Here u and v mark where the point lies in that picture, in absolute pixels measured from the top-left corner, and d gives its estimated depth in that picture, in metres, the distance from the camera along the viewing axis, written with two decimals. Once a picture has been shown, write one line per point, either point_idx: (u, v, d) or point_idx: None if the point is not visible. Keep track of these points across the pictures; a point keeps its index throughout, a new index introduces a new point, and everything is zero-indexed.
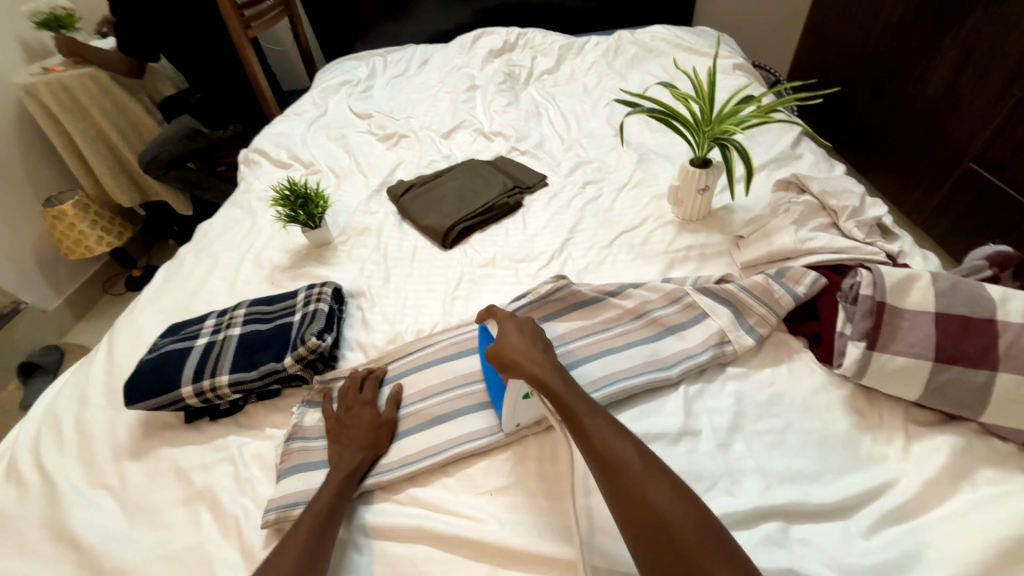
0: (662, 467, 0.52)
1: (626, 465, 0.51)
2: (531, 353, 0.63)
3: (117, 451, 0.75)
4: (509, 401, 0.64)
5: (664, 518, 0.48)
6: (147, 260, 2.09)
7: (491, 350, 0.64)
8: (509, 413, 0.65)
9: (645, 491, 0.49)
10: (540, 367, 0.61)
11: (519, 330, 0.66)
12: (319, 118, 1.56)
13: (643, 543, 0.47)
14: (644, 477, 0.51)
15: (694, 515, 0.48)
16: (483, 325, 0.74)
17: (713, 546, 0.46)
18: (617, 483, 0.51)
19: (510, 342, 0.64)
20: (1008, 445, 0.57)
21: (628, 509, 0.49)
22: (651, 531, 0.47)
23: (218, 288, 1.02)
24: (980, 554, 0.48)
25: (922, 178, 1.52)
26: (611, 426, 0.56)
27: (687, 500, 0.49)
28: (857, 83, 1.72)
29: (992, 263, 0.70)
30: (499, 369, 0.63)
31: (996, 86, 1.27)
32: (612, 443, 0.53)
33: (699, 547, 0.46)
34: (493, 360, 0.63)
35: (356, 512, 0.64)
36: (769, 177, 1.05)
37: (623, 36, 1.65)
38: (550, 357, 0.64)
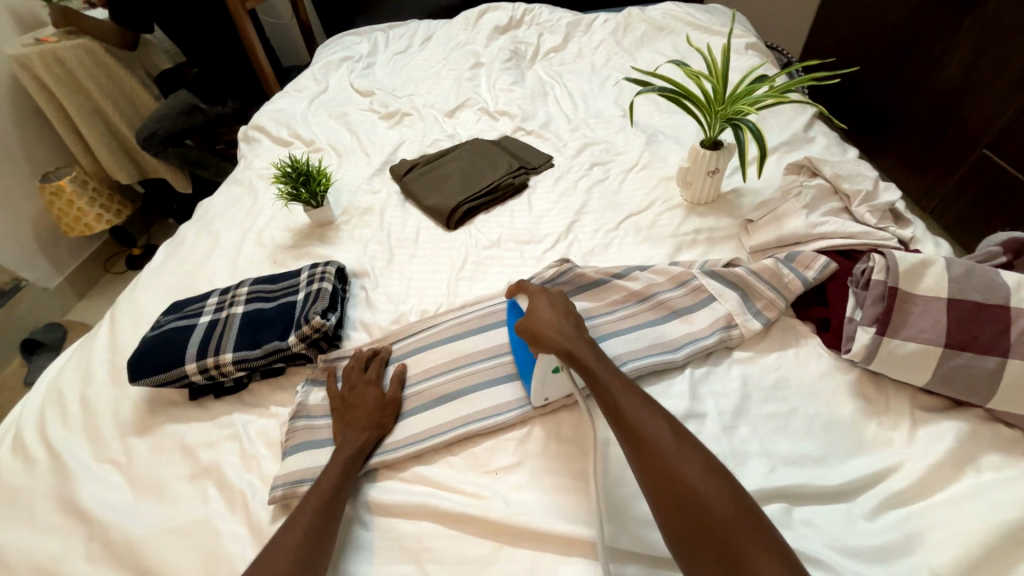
0: (693, 441, 0.51)
1: (656, 438, 0.51)
2: (563, 327, 0.62)
3: (123, 427, 0.75)
4: (537, 375, 0.64)
5: (696, 495, 0.46)
6: (147, 239, 2.07)
7: (521, 323, 0.64)
8: (537, 387, 0.65)
9: (676, 466, 0.48)
10: (571, 341, 0.61)
11: (549, 303, 0.66)
12: (320, 94, 1.53)
13: (671, 516, 0.47)
14: (674, 450, 0.50)
15: (724, 490, 0.47)
16: (513, 299, 0.75)
17: (748, 528, 0.44)
18: (647, 456, 0.50)
19: (541, 315, 0.64)
20: (1013, 431, 0.57)
21: (657, 482, 0.48)
22: (678, 501, 0.47)
23: (220, 267, 1.01)
24: (984, 536, 0.48)
25: (935, 165, 1.49)
26: (643, 403, 0.55)
27: (721, 479, 0.48)
28: (872, 66, 1.68)
29: (1007, 250, 0.69)
30: (529, 342, 0.63)
31: (1015, 71, 1.24)
32: (644, 418, 0.53)
33: (733, 526, 0.44)
34: (522, 332, 0.63)
35: (361, 489, 0.64)
36: (779, 160, 1.03)
37: (632, 13, 1.60)
38: (581, 333, 0.63)
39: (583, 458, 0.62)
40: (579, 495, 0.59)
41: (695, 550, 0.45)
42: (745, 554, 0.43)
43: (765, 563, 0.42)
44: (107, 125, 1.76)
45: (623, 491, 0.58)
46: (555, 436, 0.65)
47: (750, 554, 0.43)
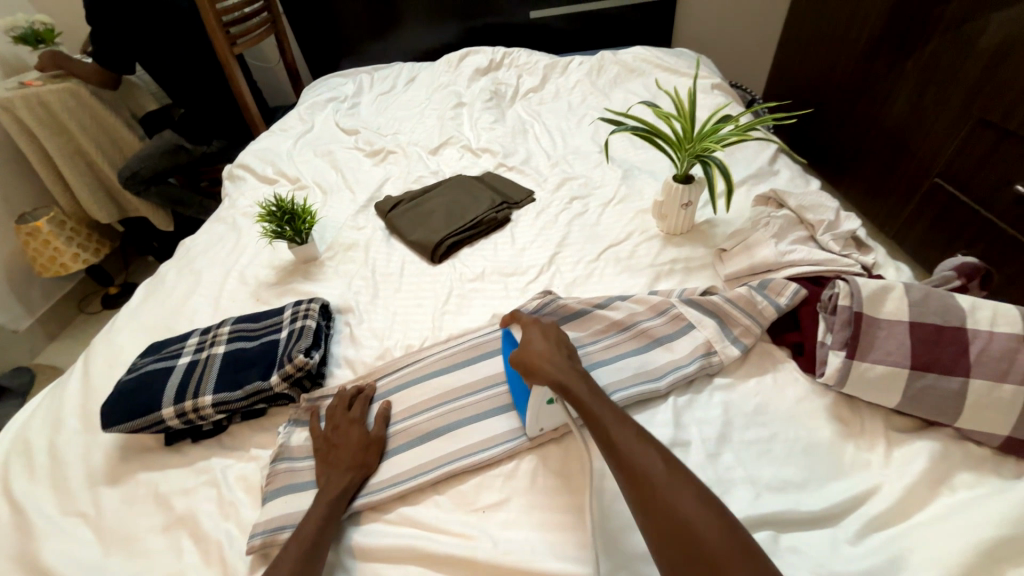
0: (686, 472, 0.51)
1: (647, 468, 0.51)
2: (555, 358, 0.63)
3: (93, 477, 0.72)
4: (532, 407, 0.64)
5: (688, 525, 0.46)
6: (125, 277, 2.04)
7: (515, 355, 0.65)
8: (532, 417, 0.65)
9: (669, 498, 0.48)
10: (562, 371, 0.61)
11: (542, 334, 0.67)
12: (306, 133, 1.57)
13: (665, 547, 0.46)
14: (667, 481, 0.50)
15: (718, 522, 0.47)
16: (507, 329, 0.74)
17: (739, 556, 0.44)
18: (638, 487, 0.50)
19: (534, 346, 0.65)
20: (982, 448, 0.59)
21: (651, 514, 0.48)
22: (673, 533, 0.46)
23: (202, 306, 1.00)
24: (963, 555, 0.49)
25: (893, 193, 1.59)
26: (634, 432, 0.55)
27: (712, 507, 0.48)
28: (829, 103, 1.80)
29: (961, 274, 0.73)
30: (523, 374, 0.63)
31: (956, 107, 1.34)
32: (634, 448, 0.53)
33: (724, 554, 0.44)
34: (517, 365, 0.64)
35: (344, 533, 0.62)
36: (748, 192, 1.08)
37: (605, 57, 1.70)
38: (574, 364, 0.64)
39: (571, 491, 0.62)
40: (567, 530, 0.58)
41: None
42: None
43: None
44: (89, 165, 1.76)
45: (613, 524, 0.57)
46: (543, 469, 0.65)
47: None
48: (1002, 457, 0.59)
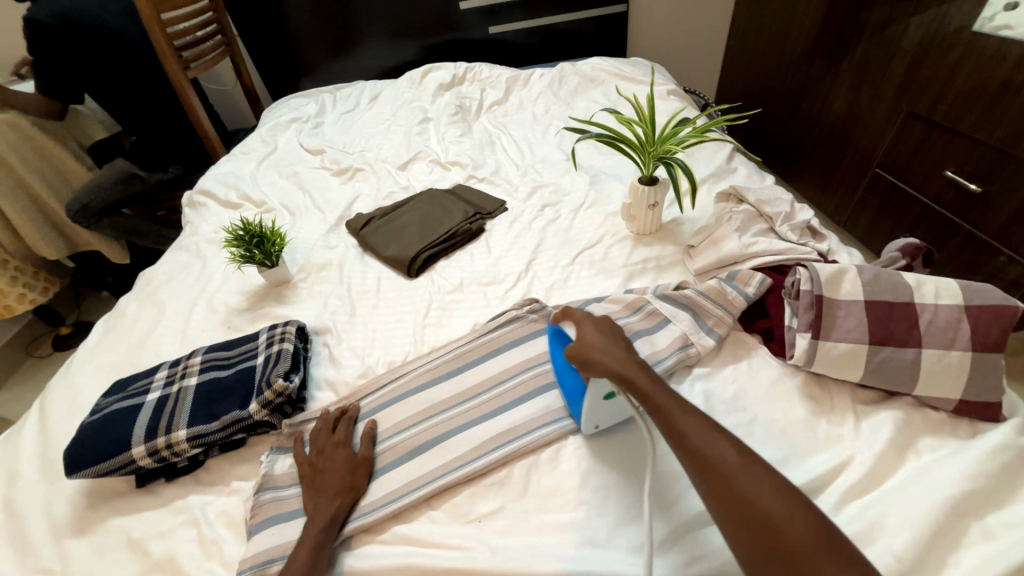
0: (758, 460, 0.52)
1: (722, 460, 0.51)
2: (614, 352, 0.63)
3: (57, 529, 0.67)
4: (590, 402, 0.64)
5: (768, 516, 0.47)
6: (77, 315, 1.92)
7: (571, 349, 0.65)
8: (589, 414, 0.65)
9: (744, 485, 0.49)
10: (622, 363, 0.61)
11: (598, 329, 0.67)
12: (269, 155, 1.54)
13: (739, 529, 0.47)
14: (742, 469, 0.50)
15: (796, 507, 0.47)
16: (556, 326, 0.75)
17: (823, 546, 0.45)
18: (711, 473, 0.51)
19: (590, 340, 0.65)
20: (940, 413, 0.64)
21: (727, 502, 0.49)
22: (751, 520, 0.47)
23: (168, 338, 0.95)
24: (931, 513, 0.52)
25: (841, 183, 1.69)
26: (700, 421, 0.55)
27: (789, 495, 0.48)
28: (778, 104, 1.92)
29: (904, 254, 0.79)
30: (580, 369, 0.64)
31: (888, 101, 1.45)
32: (705, 438, 0.53)
33: (808, 545, 0.45)
34: (573, 359, 0.64)
35: (337, 560, 0.61)
36: (709, 190, 1.14)
37: (565, 68, 1.76)
38: (631, 356, 0.64)
39: (566, 492, 0.62)
40: (566, 531, 0.58)
41: (768, 569, 0.45)
42: (823, 574, 0.43)
43: None
44: (32, 200, 1.66)
45: (607, 520, 0.59)
46: (536, 473, 0.65)
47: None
48: (957, 419, 0.63)
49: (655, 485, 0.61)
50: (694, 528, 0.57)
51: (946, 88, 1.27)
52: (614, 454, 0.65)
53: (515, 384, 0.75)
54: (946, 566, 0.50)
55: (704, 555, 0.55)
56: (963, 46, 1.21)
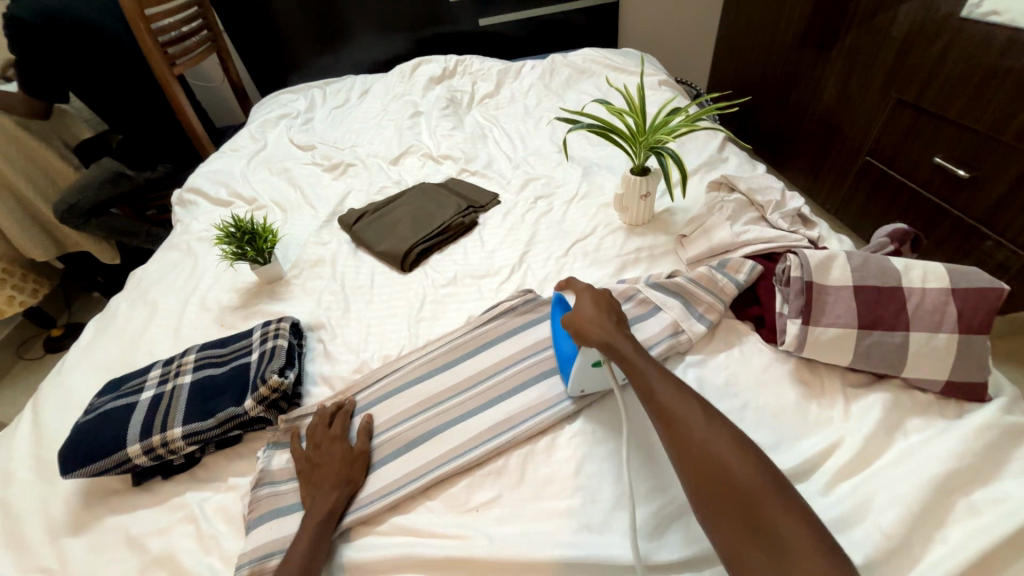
0: (724, 421, 0.53)
1: (687, 418, 0.53)
2: (603, 322, 0.65)
3: (53, 529, 0.67)
4: (578, 367, 0.66)
5: (724, 469, 0.48)
6: (69, 317, 1.90)
7: (566, 317, 0.67)
8: (576, 378, 0.68)
9: (705, 440, 0.51)
10: (609, 332, 0.64)
11: (592, 300, 0.69)
12: (259, 152, 1.53)
13: (694, 478, 0.49)
14: (706, 427, 0.52)
15: (753, 462, 0.49)
16: (559, 294, 0.77)
17: (777, 498, 0.46)
18: (676, 429, 0.53)
19: (584, 313, 0.67)
20: (927, 395, 0.65)
21: (686, 454, 0.51)
22: (707, 470, 0.49)
23: (161, 337, 0.95)
24: (919, 492, 0.54)
25: (832, 171, 1.70)
26: (675, 385, 0.57)
27: (750, 453, 0.50)
28: (769, 93, 1.93)
29: (893, 239, 0.80)
30: (573, 336, 0.66)
31: (877, 88, 1.46)
32: (675, 400, 0.55)
33: (762, 496, 0.46)
34: (567, 327, 0.67)
35: (335, 551, 0.61)
36: (701, 180, 1.14)
37: (556, 60, 1.75)
38: (621, 327, 0.65)
39: (562, 479, 0.63)
40: (562, 517, 0.59)
41: (718, 517, 0.47)
42: (771, 522, 0.45)
43: (790, 530, 0.44)
44: (19, 201, 1.63)
45: (602, 506, 0.59)
46: (532, 462, 0.66)
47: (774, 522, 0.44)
48: (944, 400, 0.64)
49: (649, 469, 0.62)
50: (687, 511, 0.58)
51: (934, 74, 1.28)
52: (609, 440, 0.66)
53: (510, 375, 0.75)
54: (933, 542, 0.52)
55: (696, 538, 0.56)
56: (951, 32, 1.21)
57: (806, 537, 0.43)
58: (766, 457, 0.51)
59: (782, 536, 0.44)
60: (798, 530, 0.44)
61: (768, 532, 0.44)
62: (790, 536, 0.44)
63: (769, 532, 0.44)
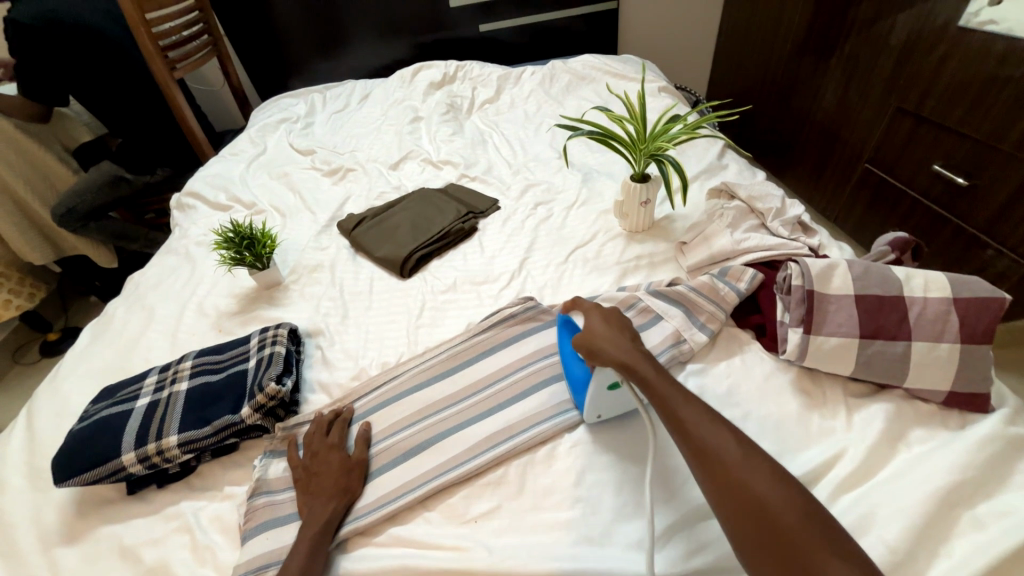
0: (757, 450, 0.52)
1: (721, 448, 0.52)
2: (620, 343, 0.63)
3: (46, 538, 0.66)
4: (595, 391, 0.64)
5: (764, 504, 0.47)
6: (65, 320, 1.89)
7: (577, 338, 0.66)
8: (592, 402, 0.66)
9: (741, 474, 0.50)
10: (627, 353, 0.62)
11: (605, 319, 0.68)
12: (259, 156, 1.52)
13: (733, 514, 0.48)
14: (740, 458, 0.51)
15: (791, 495, 0.48)
16: (564, 316, 0.75)
17: (818, 534, 0.46)
18: (708, 460, 0.52)
19: (597, 331, 0.65)
20: (930, 405, 0.64)
21: (723, 487, 0.50)
22: (745, 506, 0.48)
23: (158, 342, 0.94)
24: (923, 505, 0.53)
25: (831, 178, 1.70)
26: (703, 411, 0.56)
27: (787, 484, 0.49)
28: (768, 100, 1.94)
29: (893, 248, 0.80)
30: (586, 357, 0.64)
31: (876, 96, 1.46)
32: (707, 429, 0.54)
33: (804, 532, 0.45)
34: (580, 347, 0.65)
35: (333, 563, 0.60)
36: (701, 187, 1.14)
37: (556, 67, 1.75)
38: (637, 347, 0.64)
39: (561, 490, 0.62)
40: (562, 529, 0.58)
41: (759, 554, 0.46)
42: (815, 559, 0.44)
43: (835, 568, 0.43)
44: (17, 205, 1.63)
45: (603, 518, 0.59)
46: (532, 472, 0.65)
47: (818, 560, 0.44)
48: (947, 411, 0.64)
49: (650, 481, 0.61)
50: (689, 524, 0.57)
51: (933, 82, 1.28)
52: (610, 451, 0.65)
53: (510, 383, 0.75)
54: (938, 556, 0.51)
55: (698, 550, 0.55)
56: (949, 41, 1.22)
57: (851, 575, 0.43)
58: (801, 487, 0.50)
59: (826, 573, 0.43)
60: (843, 567, 0.43)
61: (814, 571, 0.44)
62: (834, 573, 0.43)
63: (813, 571, 0.44)
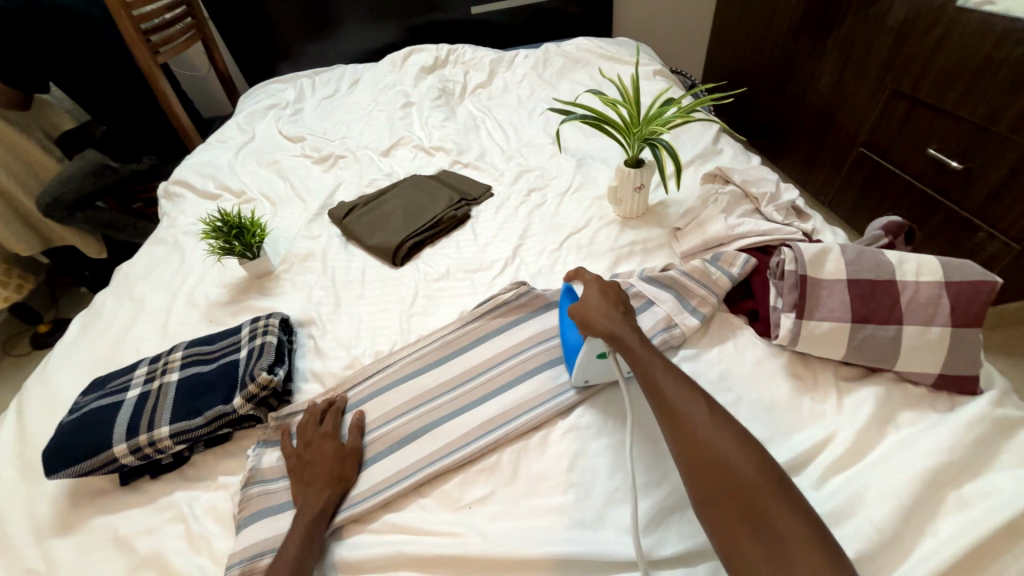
0: (730, 419, 0.53)
1: (693, 414, 0.53)
2: (612, 315, 0.65)
3: (39, 530, 0.66)
4: (582, 357, 0.66)
5: (727, 466, 0.48)
6: (56, 312, 1.86)
7: (572, 307, 0.67)
8: (580, 368, 0.67)
9: (709, 437, 0.50)
10: (617, 324, 0.64)
11: (601, 292, 0.69)
12: (247, 143, 1.49)
13: (697, 475, 0.49)
14: (710, 425, 0.52)
15: (757, 460, 0.49)
16: (568, 284, 0.77)
17: (779, 497, 0.46)
18: (680, 424, 0.53)
19: (592, 304, 0.67)
20: (919, 388, 0.65)
21: (689, 449, 0.51)
22: (709, 466, 0.49)
23: (148, 333, 0.93)
24: (910, 486, 0.54)
25: (826, 163, 1.70)
26: (681, 381, 0.57)
27: (754, 451, 0.50)
28: (764, 83, 1.91)
29: (887, 232, 0.80)
30: (579, 326, 0.66)
31: (872, 78, 1.45)
32: (681, 396, 0.55)
33: (764, 494, 0.46)
34: (573, 317, 0.67)
35: (328, 550, 0.60)
36: (696, 172, 1.13)
37: (550, 50, 1.72)
38: (628, 320, 0.65)
39: (555, 476, 0.63)
40: (556, 514, 0.59)
41: (718, 513, 0.47)
42: (772, 518, 0.44)
43: (793, 529, 0.44)
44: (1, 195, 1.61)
45: (596, 502, 0.59)
46: (526, 458, 0.66)
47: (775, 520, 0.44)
48: (936, 393, 0.65)
49: (644, 465, 0.62)
50: (681, 506, 0.58)
51: (929, 64, 1.27)
52: (603, 436, 0.66)
53: (503, 370, 0.75)
54: (924, 535, 0.52)
55: (689, 532, 0.56)
56: (946, 22, 1.21)
57: (805, 536, 0.43)
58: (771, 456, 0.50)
59: (781, 534, 0.44)
60: (801, 529, 0.44)
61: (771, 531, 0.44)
62: (788, 533, 0.43)
63: (770, 530, 0.44)
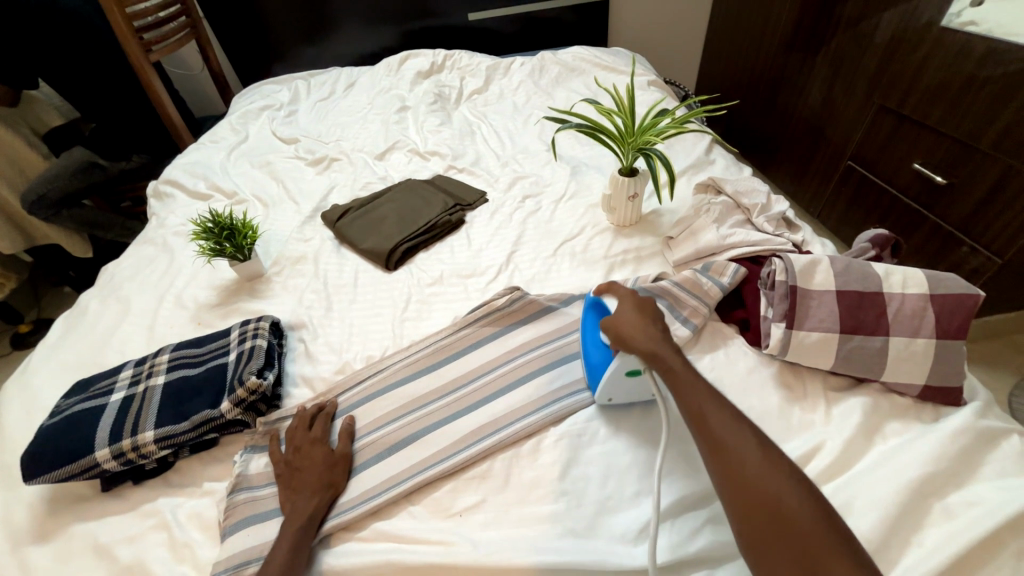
0: (776, 453, 0.52)
1: (740, 445, 0.52)
2: (650, 334, 0.65)
3: (15, 537, 0.64)
4: (612, 374, 0.65)
5: (776, 501, 0.48)
6: (38, 312, 1.82)
7: (608, 322, 0.67)
8: (607, 385, 0.66)
9: (759, 471, 0.50)
10: (656, 344, 0.63)
11: (637, 308, 0.69)
12: (240, 144, 1.48)
13: (743, 508, 0.48)
14: (758, 458, 0.51)
15: (806, 499, 0.48)
16: (596, 297, 0.76)
17: (828, 537, 0.45)
18: (726, 454, 0.52)
19: (628, 319, 0.67)
20: (906, 398, 0.66)
21: (735, 482, 0.50)
22: (757, 501, 0.48)
23: (134, 335, 0.91)
24: (896, 496, 0.54)
25: (815, 175, 1.73)
26: (727, 410, 0.56)
27: (803, 489, 0.49)
28: (756, 95, 1.95)
29: (874, 244, 0.81)
30: (614, 342, 0.66)
31: (861, 95, 1.48)
32: (728, 424, 0.54)
33: (813, 533, 0.45)
34: (608, 332, 0.66)
35: (316, 558, 0.59)
36: (688, 181, 1.15)
37: (546, 58, 1.73)
38: (666, 339, 0.65)
39: (547, 484, 0.62)
40: (547, 523, 0.58)
41: (765, 549, 0.46)
42: (821, 559, 0.44)
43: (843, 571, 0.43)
44: None
45: (587, 511, 0.59)
46: (518, 465, 0.65)
47: (827, 562, 0.44)
48: (921, 404, 0.66)
49: (637, 475, 0.62)
50: (670, 516, 0.58)
51: (916, 81, 1.30)
52: (595, 444, 0.66)
53: (496, 377, 0.75)
54: (910, 545, 0.53)
55: (677, 541, 0.56)
56: (931, 41, 1.24)
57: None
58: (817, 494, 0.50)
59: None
60: (852, 573, 0.43)
61: (821, 572, 0.44)
62: None
63: (821, 571, 0.44)
